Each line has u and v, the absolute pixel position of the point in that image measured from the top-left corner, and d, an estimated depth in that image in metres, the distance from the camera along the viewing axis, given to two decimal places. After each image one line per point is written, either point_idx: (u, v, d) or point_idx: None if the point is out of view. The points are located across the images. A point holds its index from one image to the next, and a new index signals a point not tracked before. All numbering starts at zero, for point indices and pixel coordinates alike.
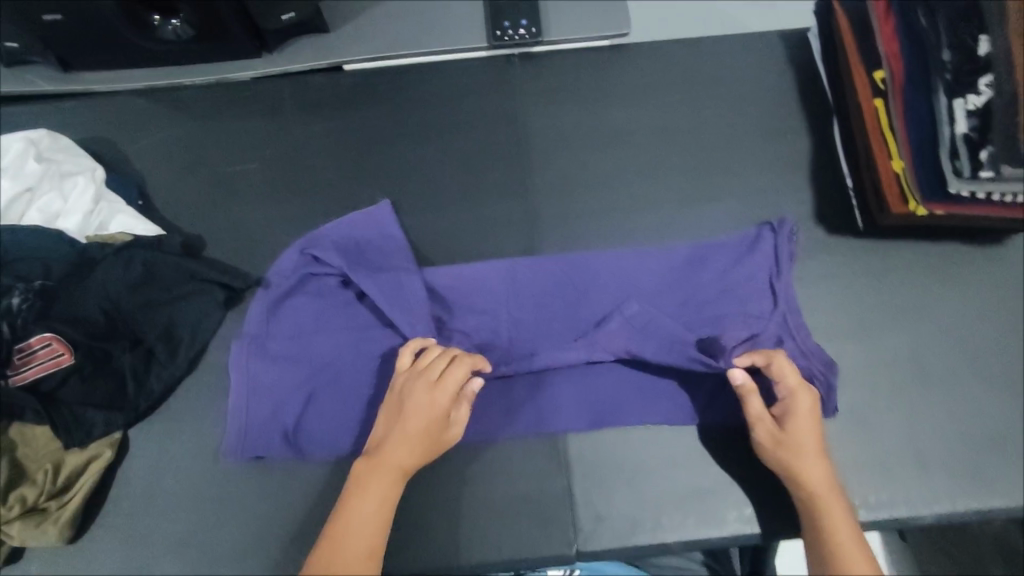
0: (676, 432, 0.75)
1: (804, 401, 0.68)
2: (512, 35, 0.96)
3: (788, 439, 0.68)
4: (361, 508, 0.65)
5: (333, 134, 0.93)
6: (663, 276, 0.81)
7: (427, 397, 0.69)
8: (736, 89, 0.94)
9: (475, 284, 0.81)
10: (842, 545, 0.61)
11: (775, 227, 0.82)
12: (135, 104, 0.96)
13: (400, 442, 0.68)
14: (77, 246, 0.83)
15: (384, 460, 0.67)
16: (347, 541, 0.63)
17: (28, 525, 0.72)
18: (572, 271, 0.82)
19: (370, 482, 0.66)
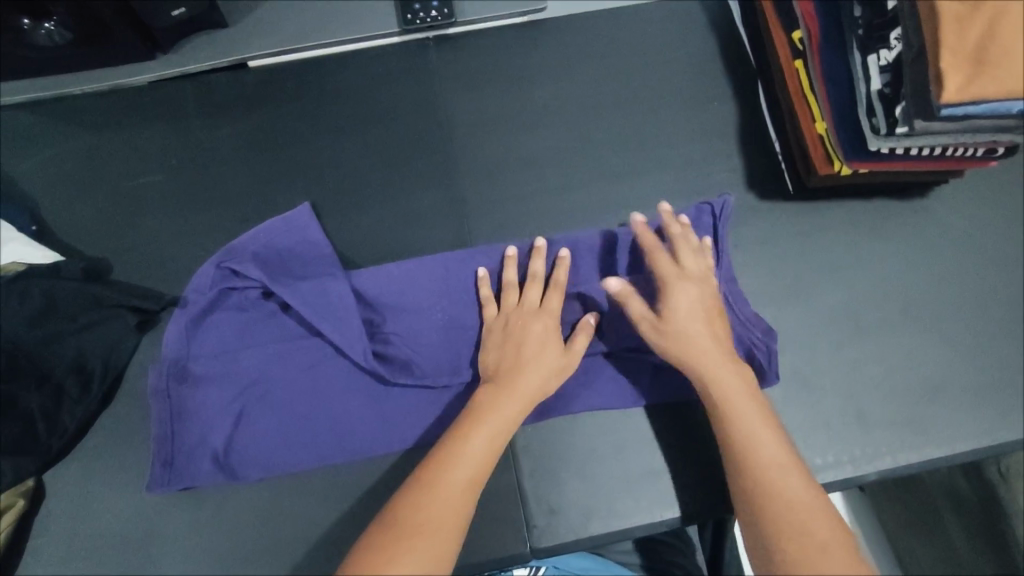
0: (623, 415, 0.74)
1: (685, 296, 0.70)
2: (423, 17, 0.91)
3: (698, 354, 0.68)
4: (467, 458, 0.63)
5: (242, 137, 0.88)
6: (600, 258, 0.79)
7: (548, 325, 0.72)
8: (660, 58, 0.92)
9: (407, 284, 0.78)
10: (774, 476, 0.60)
11: (715, 209, 0.80)
12: (19, 120, 0.88)
13: (525, 375, 0.68)
14: None
15: (500, 405, 0.66)
16: (444, 492, 0.61)
17: None
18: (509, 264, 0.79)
19: (476, 429, 0.65)
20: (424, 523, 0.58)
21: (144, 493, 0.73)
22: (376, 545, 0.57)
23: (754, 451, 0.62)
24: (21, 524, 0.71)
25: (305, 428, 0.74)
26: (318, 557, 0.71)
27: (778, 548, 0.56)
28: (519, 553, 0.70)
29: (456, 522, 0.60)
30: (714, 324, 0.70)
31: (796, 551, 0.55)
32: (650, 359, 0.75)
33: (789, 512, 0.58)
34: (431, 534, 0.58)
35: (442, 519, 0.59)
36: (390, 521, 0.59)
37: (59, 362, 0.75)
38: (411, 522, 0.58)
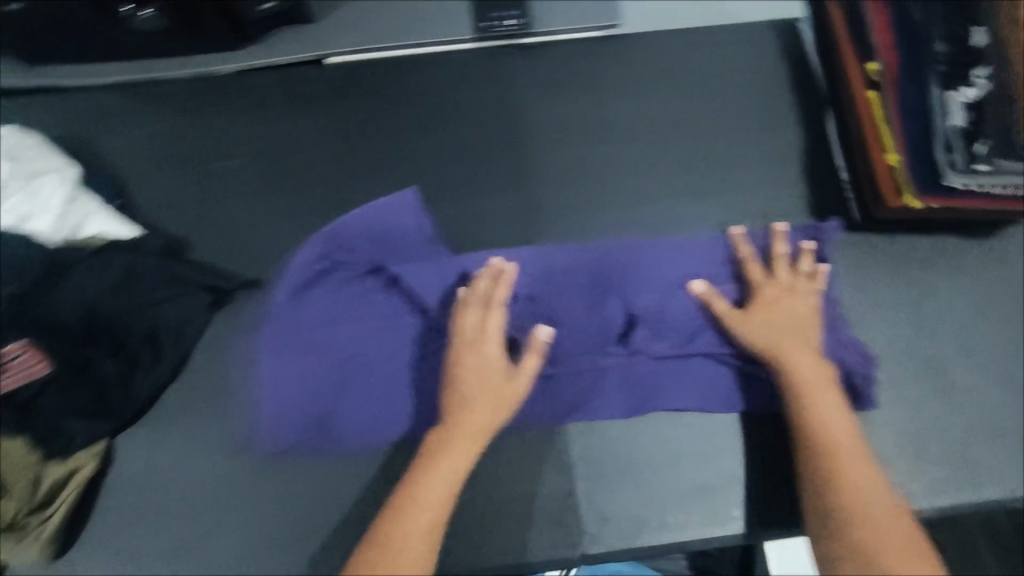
0: (710, 418, 0.75)
1: (784, 302, 0.75)
2: (501, 26, 0.94)
3: (790, 360, 0.71)
4: (420, 502, 0.66)
5: (320, 130, 0.91)
6: (695, 262, 0.82)
7: (490, 355, 0.73)
8: (732, 81, 0.93)
9: (510, 271, 0.81)
10: (863, 488, 0.63)
11: (820, 229, 0.83)
12: (111, 100, 0.92)
13: (473, 412, 0.70)
14: (48, 252, 0.78)
15: (448, 444, 0.69)
16: (398, 539, 0.64)
17: (9, 541, 0.69)
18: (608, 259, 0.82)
19: (425, 475, 0.68)
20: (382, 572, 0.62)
21: (209, 465, 0.76)
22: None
23: (844, 464, 0.65)
24: (89, 485, 0.74)
25: (389, 405, 0.77)
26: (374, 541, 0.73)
27: (870, 557, 0.59)
28: (569, 555, 0.71)
29: (418, 560, 0.63)
30: (811, 328, 0.74)
31: (892, 561, 0.58)
32: (728, 367, 0.76)
33: (874, 525, 0.61)
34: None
35: (405, 560, 0.63)
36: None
37: (135, 334, 0.78)
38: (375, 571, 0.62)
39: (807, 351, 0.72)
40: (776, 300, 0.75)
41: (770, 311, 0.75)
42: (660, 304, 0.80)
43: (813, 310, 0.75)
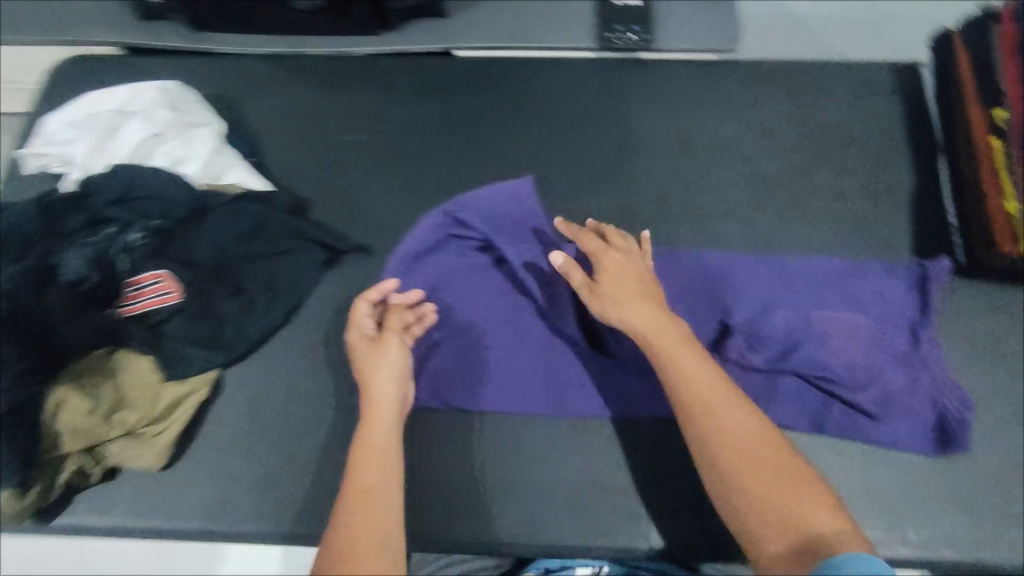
0: (795, 436, 0.77)
1: (608, 259, 0.76)
2: (622, 39, 0.99)
3: (632, 316, 0.70)
4: (376, 486, 0.63)
5: (442, 114, 0.97)
6: (797, 284, 0.83)
7: (357, 336, 0.75)
8: (841, 116, 0.95)
9: None
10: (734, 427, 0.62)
11: (927, 268, 0.82)
12: (258, 68, 1.01)
13: (373, 384, 0.71)
14: (193, 193, 0.86)
15: (370, 426, 0.68)
16: (355, 520, 0.60)
17: (129, 446, 0.76)
18: (709, 269, 0.85)
19: (361, 456, 0.65)
20: (353, 553, 0.57)
21: (307, 408, 0.81)
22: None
23: (715, 412, 0.63)
24: (198, 409, 0.80)
25: (486, 374, 0.81)
26: (450, 503, 0.76)
27: (751, 494, 0.58)
28: (634, 548, 0.74)
29: (379, 539, 0.58)
30: (646, 293, 0.73)
31: (780, 501, 0.57)
32: (822, 387, 0.78)
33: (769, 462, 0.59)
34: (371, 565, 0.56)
35: (371, 539, 0.58)
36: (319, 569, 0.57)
37: (254, 278, 0.85)
38: (346, 555, 0.57)
39: (641, 306, 0.71)
40: (613, 263, 0.75)
41: (606, 276, 0.74)
42: (760, 316, 0.81)
43: (645, 270, 0.76)
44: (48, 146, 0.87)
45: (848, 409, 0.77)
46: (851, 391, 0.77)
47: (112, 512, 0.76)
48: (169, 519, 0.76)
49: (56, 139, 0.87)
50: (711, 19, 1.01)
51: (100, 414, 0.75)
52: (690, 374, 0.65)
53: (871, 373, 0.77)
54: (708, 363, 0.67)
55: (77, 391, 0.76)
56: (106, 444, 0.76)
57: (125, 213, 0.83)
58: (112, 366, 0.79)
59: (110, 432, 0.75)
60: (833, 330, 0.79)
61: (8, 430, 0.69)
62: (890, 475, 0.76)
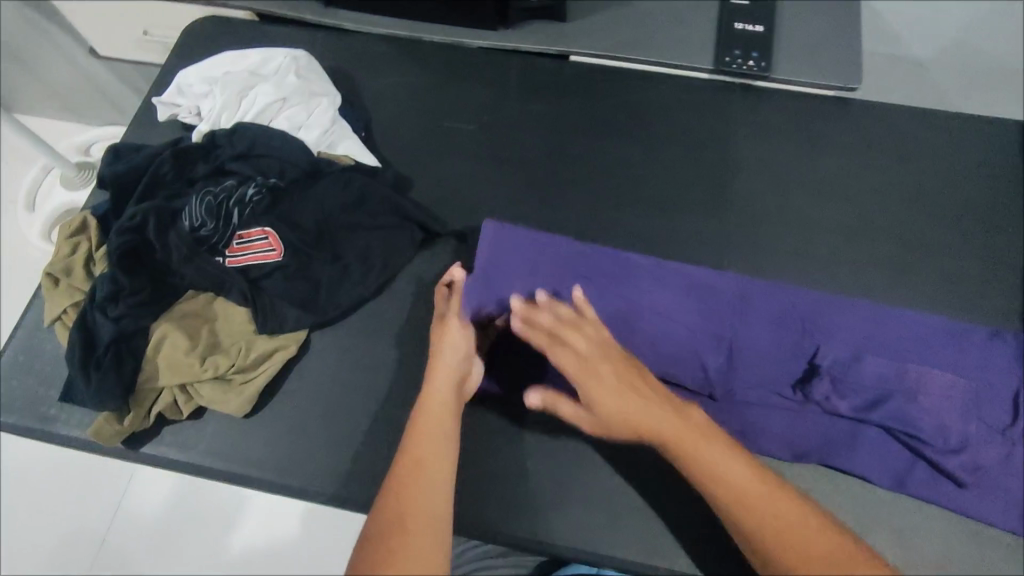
0: (874, 491, 0.75)
1: (553, 346, 0.71)
2: (740, 64, 0.98)
3: (608, 411, 0.67)
4: (428, 461, 0.64)
5: (550, 115, 0.98)
6: (899, 334, 0.80)
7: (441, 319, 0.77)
8: (957, 170, 0.93)
9: (704, 287, 0.83)
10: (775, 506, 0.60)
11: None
12: (378, 48, 1.04)
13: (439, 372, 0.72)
14: (310, 157, 0.89)
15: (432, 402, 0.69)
16: (409, 492, 0.61)
17: (217, 390, 0.79)
18: (806, 304, 0.82)
19: (422, 428, 0.67)
20: (405, 527, 0.58)
21: (388, 381, 0.83)
22: (370, 555, 0.57)
23: (707, 475, 0.63)
24: (284, 364, 0.83)
25: (562, 374, 0.81)
26: (515, 497, 0.76)
27: (764, 544, 0.60)
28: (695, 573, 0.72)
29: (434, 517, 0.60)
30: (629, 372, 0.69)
31: (795, 550, 0.58)
32: (909, 446, 0.75)
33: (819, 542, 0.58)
34: (420, 541, 0.58)
35: (424, 515, 0.60)
36: (371, 538, 0.58)
37: (352, 248, 0.87)
38: (399, 527, 0.58)
39: (632, 394, 0.67)
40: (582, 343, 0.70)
41: (558, 351, 0.70)
42: (850, 360, 0.78)
43: (591, 336, 0.70)
44: (181, 97, 0.95)
45: (934, 470, 0.75)
46: (941, 453, 0.74)
47: (194, 448, 0.79)
48: (245, 464, 0.79)
49: (190, 92, 0.94)
50: (837, 53, 0.98)
51: (196, 354, 0.79)
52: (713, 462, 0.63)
53: (963, 439, 0.75)
54: (693, 425, 0.65)
55: (179, 329, 0.80)
56: (196, 384, 0.79)
57: (245, 169, 0.88)
58: (210, 312, 0.83)
59: (202, 374, 0.78)
60: (926, 387, 0.76)
61: (119, 352, 0.77)
62: (970, 545, 0.73)
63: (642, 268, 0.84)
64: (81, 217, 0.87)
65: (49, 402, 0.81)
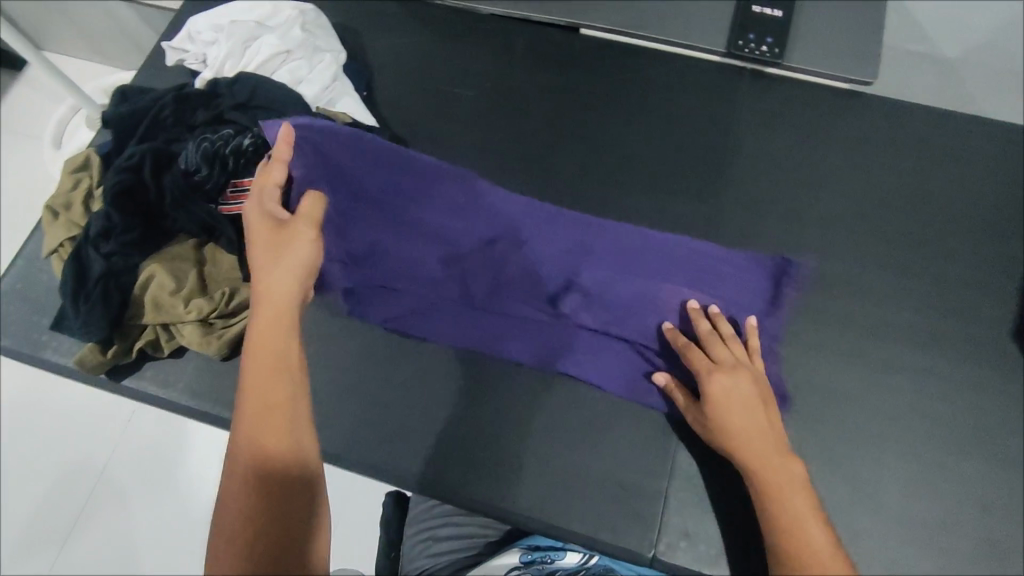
0: (831, 489, 0.75)
1: (714, 349, 0.75)
2: (752, 49, 0.95)
3: (729, 416, 0.70)
4: (259, 388, 0.65)
5: (552, 88, 0.97)
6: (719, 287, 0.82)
7: (252, 212, 0.75)
8: (970, 175, 0.89)
9: (563, 237, 0.85)
10: (804, 541, 0.64)
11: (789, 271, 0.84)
12: (388, 8, 1.03)
13: (266, 275, 0.71)
14: (308, 111, 0.90)
15: (264, 319, 0.69)
16: (244, 427, 0.63)
17: (198, 331, 0.81)
18: (649, 258, 0.84)
19: (255, 352, 0.67)
20: (267, 458, 0.62)
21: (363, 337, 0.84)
22: (232, 519, 0.59)
23: (780, 508, 0.66)
24: None
25: (516, 341, 0.82)
26: (476, 463, 0.77)
27: None
28: (642, 553, 0.73)
29: (288, 444, 0.63)
30: (762, 395, 0.72)
31: None
32: None
33: None
34: (285, 473, 0.61)
35: (277, 445, 0.63)
36: (234, 471, 0.61)
37: None
38: (257, 466, 0.61)
39: (749, 417, 0.70)
40: (737, 363, 0.73)
41: (719, 359, 0.74)
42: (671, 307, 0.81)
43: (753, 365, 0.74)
44: (191, 44, 0.96)
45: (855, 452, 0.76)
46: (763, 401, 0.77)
47: (172, 386, 0.82)
48: (219, 406, 0.81)
49: (198, 39, 0.95)
50: (856, 44, 0.94)
51: (181, 295, 0.81)
52: (780, 489, 0.67)
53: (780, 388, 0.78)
54: (787, 460, 0.69)
55: (166, 271, 0.82)
56: (178, 324, 0.81)
57: (243, 118, 0.89)
58: (200, 257, 0.86)
59: (184, 316, 0.80)
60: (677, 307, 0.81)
61: (108, 286, 0.79)
62: (922, 552, 0.73)
63: (551, 217, 0.86)
64: (85, 154, 0.89)
65: (42, 329, 0.85)
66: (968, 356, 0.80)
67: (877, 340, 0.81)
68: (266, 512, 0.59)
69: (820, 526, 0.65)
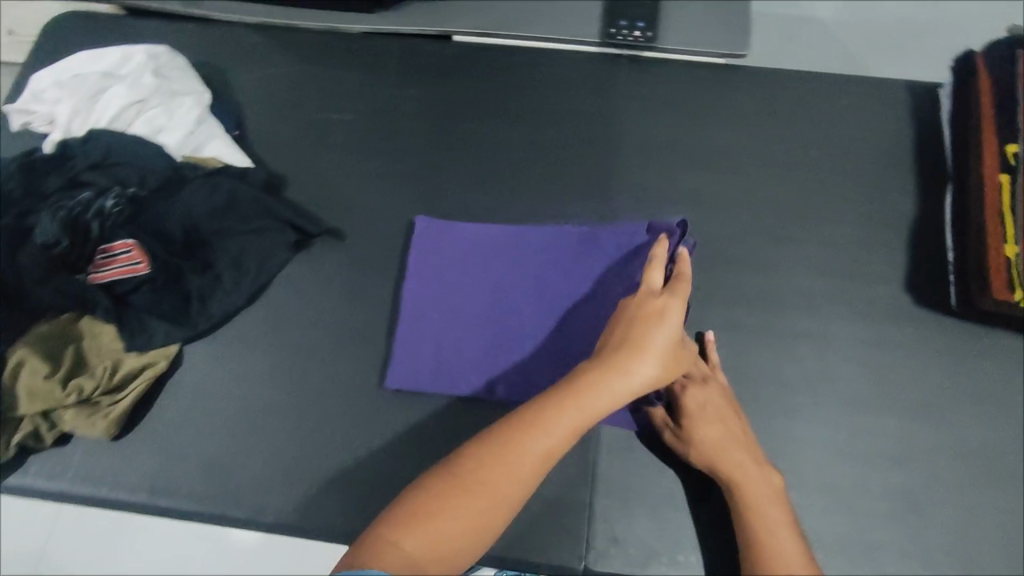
0: None
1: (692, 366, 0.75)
2: (625, 35, 0.95)
3: (709, 429, 0.70)
4: (548, 434, 0.58)
5: (431, 101, 0.94)
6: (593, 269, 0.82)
7: (675, 309, 0.66)
8: (850, 133, 0.90)
9: (439, 244, 0.85)
10: (770, 552, 0.61)
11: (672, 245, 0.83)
12: (250, 39, 0.99)
13: (633, 369, 0.61)
14: (172, 162, 0.85)
15: (598, 391, 0.60)
16: (511, 465, 0.57)
17: (82, 414, 0.76)
18: (521, 253, 0.84)
19: (554, 406, 0.60)
20: (472, 487, 0.56)
21: (265, 390, 0.81)
22: (394, 529, 0.53)
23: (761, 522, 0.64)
24: (156, 382, 0.80)
25: (422, 363, 0.80)
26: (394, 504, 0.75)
27: None
28: (573, 567, 0.71)
29: (515, 497, 0.57)
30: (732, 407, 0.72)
31: None
32: None
33: None
34: (487, 515, 0.55)
35: (506, 490, 0.56)
36: (438, 479, 0.57)
37: (223, 255, 0.83)
38: (463, 491, 0.55)
39: (726, 430, 0.70)
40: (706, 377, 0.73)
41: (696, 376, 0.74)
42: (543, 297, 0.81)
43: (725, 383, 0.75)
44: (36, 103, 0.89)
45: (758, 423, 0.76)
46: None
47: (62, 475, 0.77)
48: (115, 488, 0.76)
49: (45, 98, 0.89)
50: (723, 20, 0.95)
51: (57, 378, 0.75)
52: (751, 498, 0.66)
53: None
54: (767, 475, 0.68)
55: (38, 354, 0.76)
56: (59, 409, 0.76)
57: (102, 178, 0.83)
58: (74, 331, 0.79)
59: (65, 399, 0.75)
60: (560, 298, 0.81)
61: None
62: (845, 516, 0.73)
63: (492, 246, 0.84)
64: None
65: None
66: (868, 313, 0.81)
67: (779, 312, 0.82)
68: (438, 533, 0.53)
69: (794, 540, 0.62)
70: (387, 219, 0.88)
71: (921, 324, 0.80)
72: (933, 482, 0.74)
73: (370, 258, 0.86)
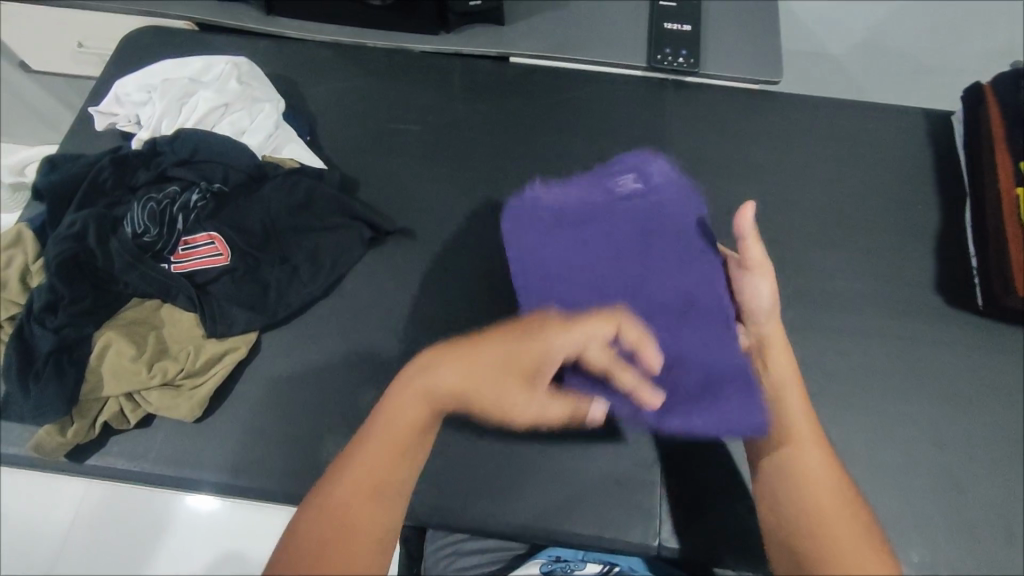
0: None
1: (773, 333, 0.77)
2: (671, 61, 1.03)
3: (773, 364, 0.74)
4: (382, 459, 0.63)
5: (493, 115, 1.01)
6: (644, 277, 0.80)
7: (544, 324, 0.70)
8: (876, 152, 1.00)
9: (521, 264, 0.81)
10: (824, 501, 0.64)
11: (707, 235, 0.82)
12: (322, 55, 1.05)
13: (447, 377, 0.66)
14: (255, 160, 0.90)
15: (404, 404, 0.65)
16: (361, 499, 0.60)
17: (165, 395, 0.78)
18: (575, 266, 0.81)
19: (383, 431, 0.64)
20: (337, 531, 0.59)
21: (340, 378, 0.84)
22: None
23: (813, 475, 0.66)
24: (235, 368, 0.83)
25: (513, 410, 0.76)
26: (474, 486, 0.77)
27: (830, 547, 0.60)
28: (648, 544, 0.75)
29: (374, 536, 0.60)
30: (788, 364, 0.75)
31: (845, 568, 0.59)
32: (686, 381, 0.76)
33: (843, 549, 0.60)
34: (351, 555, 0.58)
35: (364, 526, 0.60)
36: (293, 539, 0.59)
37: (301, 249, 0.88)
38: (326, 540, 0.58)
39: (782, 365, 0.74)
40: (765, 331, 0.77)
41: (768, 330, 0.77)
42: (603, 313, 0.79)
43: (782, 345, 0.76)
44: (120, 106, 0.94)
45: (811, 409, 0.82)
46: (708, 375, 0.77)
47: (143, 457, 0.78)
48: (197, 470, 0.78)
49: (128, 101, 0.93)
50: (757, 51, 1.05)
51: (143, 360, 0.78)
52: (799, 447, 0.68)
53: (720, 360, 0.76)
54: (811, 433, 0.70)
55: (123, 336, 0.79)
56: (143, 391, 0.78)
57: (188, 175, 0.88)
58: (157, 318, 0.82)
59: (149, 380, 0.78)
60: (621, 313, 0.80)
61: (60, 361, 0.76)
62: (899, 496, 0.78)
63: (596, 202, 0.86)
64: (15, 228, 0.83)
65: None
66: (906, 312, 0.88)
67: (824, 310, 0.88)
68: None
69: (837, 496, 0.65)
70: (455, 221, 0.93)
71: (954, 322, 0.87)
72: (975, 466, 0.80)
73: (440, 256, 0.91)
